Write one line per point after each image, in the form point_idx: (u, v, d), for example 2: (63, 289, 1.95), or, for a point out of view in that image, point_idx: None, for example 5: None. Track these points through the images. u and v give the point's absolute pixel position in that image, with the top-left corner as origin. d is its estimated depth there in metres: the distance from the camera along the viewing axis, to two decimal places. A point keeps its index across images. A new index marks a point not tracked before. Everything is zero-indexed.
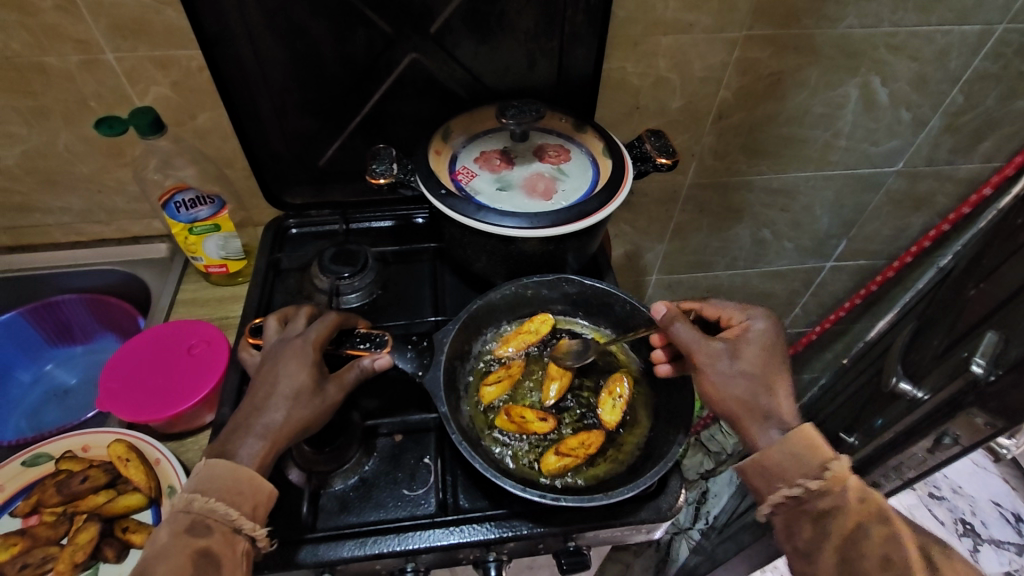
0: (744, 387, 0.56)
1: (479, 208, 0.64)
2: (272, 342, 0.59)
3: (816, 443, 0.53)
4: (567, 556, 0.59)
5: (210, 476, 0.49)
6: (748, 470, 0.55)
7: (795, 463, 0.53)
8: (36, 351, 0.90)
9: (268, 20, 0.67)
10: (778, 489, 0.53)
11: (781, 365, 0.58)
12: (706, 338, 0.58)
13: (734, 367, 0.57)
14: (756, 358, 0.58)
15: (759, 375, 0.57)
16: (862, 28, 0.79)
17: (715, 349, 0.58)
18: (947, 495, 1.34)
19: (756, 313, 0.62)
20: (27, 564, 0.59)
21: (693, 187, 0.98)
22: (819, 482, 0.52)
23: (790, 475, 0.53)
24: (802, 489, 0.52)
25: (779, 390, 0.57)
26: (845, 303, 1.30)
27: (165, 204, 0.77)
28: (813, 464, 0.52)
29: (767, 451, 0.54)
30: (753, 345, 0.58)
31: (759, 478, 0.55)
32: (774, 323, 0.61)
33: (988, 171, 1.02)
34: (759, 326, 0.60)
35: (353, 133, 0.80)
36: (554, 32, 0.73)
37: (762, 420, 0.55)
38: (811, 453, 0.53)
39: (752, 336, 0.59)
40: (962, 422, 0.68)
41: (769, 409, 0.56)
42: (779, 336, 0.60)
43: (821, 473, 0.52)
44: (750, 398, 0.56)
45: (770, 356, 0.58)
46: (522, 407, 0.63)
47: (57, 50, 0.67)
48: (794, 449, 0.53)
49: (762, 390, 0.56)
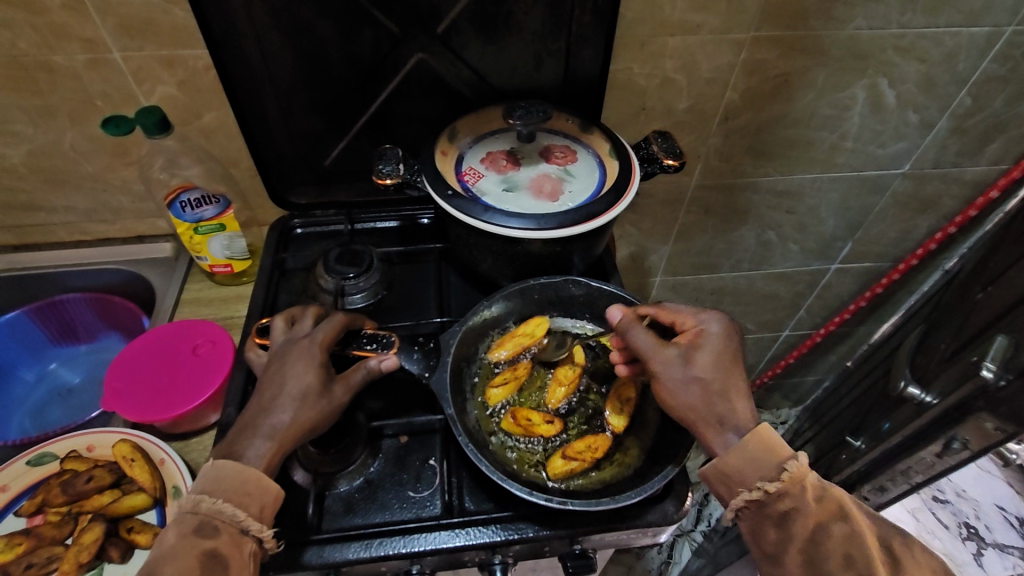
0: (697, 395, 0.55)
1: (486, 208, 0.63)
2: (279, 341, 0.59)
3: (773, 442, 0.53)
4: (573, 559, 0.59)
5: (218, 476, 0.49)
6: (711, 475, 0.55)
7: (753, 467, 0.53)
8: (40, 350, 0.90)
9: (275, 20, 0.67)
10: (739, 493, 0.53)
11: (736, 368, 0.57)
12: (659, 345, 0.58)
13: (687, 374, 0.56)
14: (709, 364, 0.56)
15: (713, 382, 0.56)
16: (870, 29, 0.78)
17: (668, 357, 0.57)
18: (951, 498, 1.33)
19: (711, 314, 0.60)
20: (32, 564, 0.59)
21: (698, 189, 0.98)
22: (777, 484, 0.52)
23: (748, 479, 0.53)
24: (762, 492, 0.52)
25: (734, 395, 0.56)
26: (850, 306, 1.29)
27: (171, 204, 0.76)
28: (769, 465, 0.53)
29: (725, 457, 0.54)
30: (706, 350, 0.57)
31: (721, 483, 0.55)
32: (730, 324, 0.60)
33: (995, 174, 1.02)
34: (713, 329, 0.59)
35: (358, 133, 0.80)
36: (561, 32, 0.73)
37: (718, 427, 0.55)
38: (767, 455, 0.53)
39: (706, 340, 0.58)
40: (972, 427, 0.69)
41: (726, 413, 0.55)
42: (733, 337, 0.59)
43: (778, 475, 0.52)
44: (704, 405, 0.55)
45: (725, 359, 0.57)
46: (528, 409, 0.63)
47: (64, 49, 0.67)
48: (751, 452, 0.53)
49: (717, 396, 0.55)
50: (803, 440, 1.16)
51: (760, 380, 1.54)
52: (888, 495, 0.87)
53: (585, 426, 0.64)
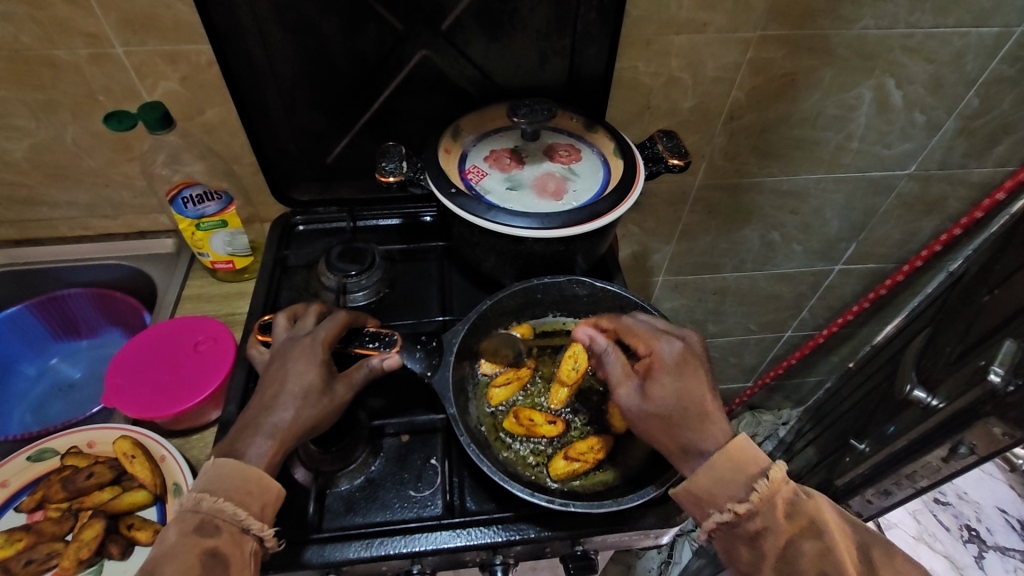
0: (658, 427, 0.55)
1: (489, 208, 0.63)
2: (282, 339, 0.59)
3: (744, 458, 0.52)
4: (574, 560, 0.59)
5: (219, 475, 0.49)
6: (681, 497, 0.53)
7: (722, 487, 0.52)
8: (41, 344, 0.89)
9: (279, 15, 0.67)
10: (710, 514, 0.52)
11: (697, 393, 0.55)
12: (618, 378, 0.58)
13: (645, 407, 0.56)
14: (665, 394, 0.55)
15: (673, 414, 0.54)
16: (878, 29, 0.78)
17: (628, 389, 0.57)
18: (952, 501, 1.32)
19: (666, 337, 0.59)
20: (32, 559, 0.59)
21: (702, 189, 0.97)
22: (747, 505, 0.51)
23: (719, 500, 0.52)
24: (733, 513, 0.51)
25: (700, 421, 0.54)
26: (853, 307, 1.29)
27: (173, 200, 0.75)
28: (739, 484, 0.51)
29: (695, 478, 0.52)
30: (662, 381, 0.56)
31: (692, 504, 0.53)
32: (686, 348, 0.58)
33: (1001, 176, 1.01)
34: (667, 356, 0.57)
35: (361, 130, 0.79)
36: (566, 30, 0.72)
37: (683, 455, 0.54)
38: (737, 473, 0.52)
39: (659, 369, 0.57)
40: (980, 431, 0.69)
41: (692, 442, 0.54)
42: (691, 362, 0.57)
43: (747, 495, 0.51)
44: (667, 437, 0.55)
45: (684, 389, 0.55)
46: (532, 409, 0.63)
47: (67, 43, 0.66)
48: (720, 473, 0.52)
49: (678, 427, 0.54)
50: (804, 441, 1.16)
51: (761, 380, 1.54)
52: (892, 499, 0.86)
53: (588, 426, 0.64)
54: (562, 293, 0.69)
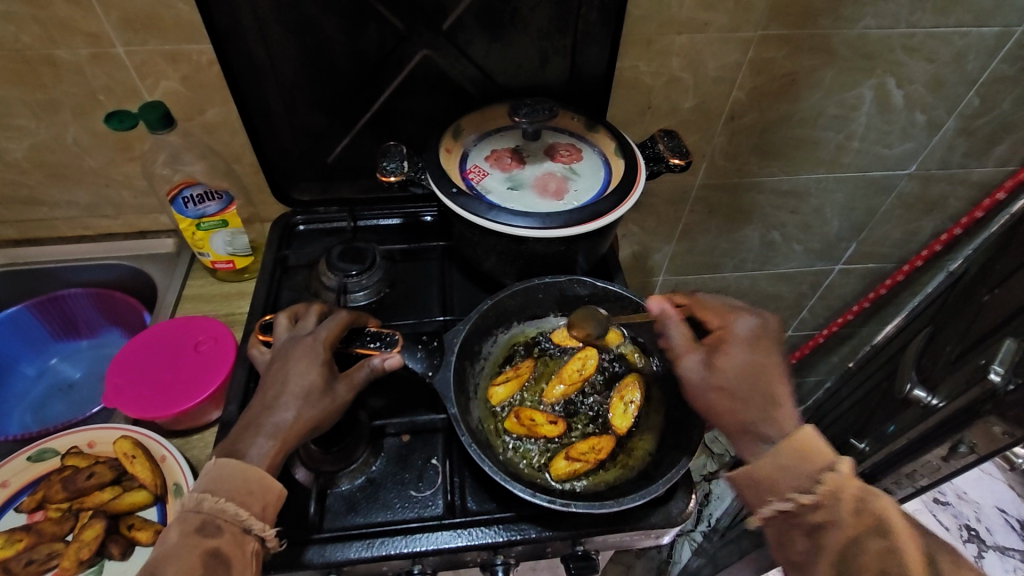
0: (721, 400, 0.56)
1: (491, 207, 0.63)
2: (283, 339, 0.59)
3: (812, 449, 0.50)
4: (575, 560, 0.58)
5: (220, 475, 0.49)
6: (740, 481, 0.53)
7: (785, 475, 0.50)
8: (41, 344, 0.89)
9: (280, 15, 0.66)
10: (769, 502, 0.51)
11: (767, 371, 0.56)
12: (687, 345, 0.59)
13: (708, 379, 0.57)
14: (732, 367, 0.56)
15: (739, 388, 0.55)
16: (879, 29, 0.78)
17: (693, 359, 0.58)
18: (952, 500, 1.33)
19: (739, 316, 0.60)
20: (32, 560, 0.59)
21: (703, 189, 0.97)
22: (811, 496, 0.49)
23: (780, 488, 0.50)
24: (793, 503, 0.49)
25: (768, 400, 0.54)
26: (853, 307, 1.29)
27: (173, 199, 0.75)
28: (804, 475, 0.49)
29: (757, 462, 0.51)
30: (730, 355, 0.57)
31: (750, 490, 0.52)
32: (761, 327, 0.59)
33: (1002, 175, 1.01)
34: (738, 332, 0.58)
35: (362, 129, 0.79)
36: (568, 30, 0.72)
37: (744, 435, 0.54)
38: (803, 462, 0.50)
39: (730, 343, 0.58)
40: (980, 431, 0.68)
41: (754, 421, 0.54)
42: (764, 340, 0.58)
43: (813, 486, 0.49)
44: (730, 412, 0.55)
45: (753, 365, 0.56)
46: (533, 410, 0.63)
47: (68, 43, 0.66)
48: (785, 460, 0.50)
49: (742, 405, 0.55)
50: None
51: None
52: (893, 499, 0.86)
53: (590, 425, 0.64)
54: (564, 293, 0.69)
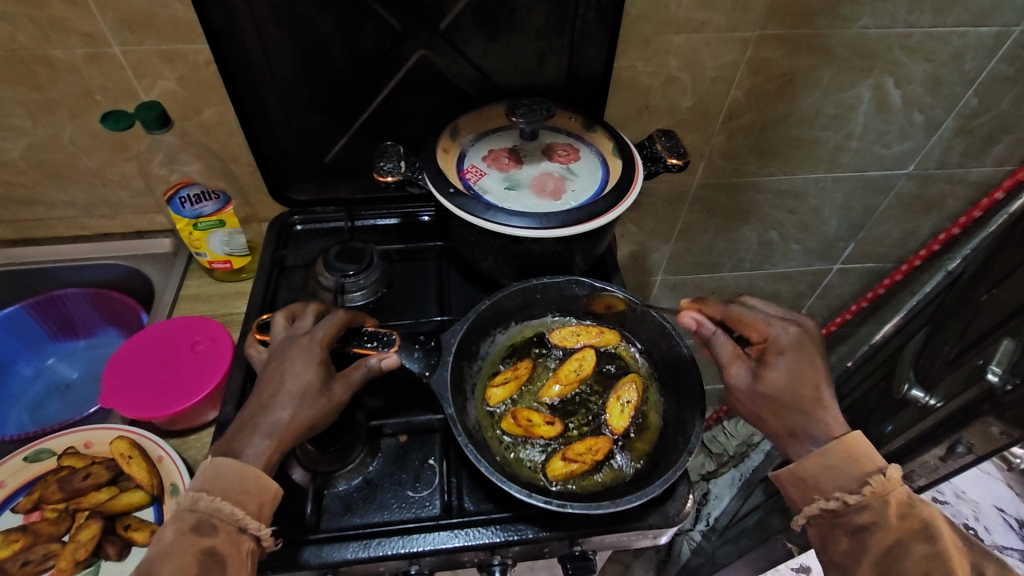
0: (768, 409, 0.56)
1: (488, 207, 0.63)
2: (280, 338, 0.59)
3: (859, 454, 0.52)
4: (572, 560, 0.59)
5: (216, 475, 0.49)
6: (786, 479, 0.56)
7: (832, 475, 0.53)
8: (38, 344, 0.89)
9: (276, 14, 0.66)
10: (814, 500, 0.53)
11: (812, 379, 0.56)
12: (731, 357, 0.59)
13: (755, 389, 0.57)
14: (779, 379, 0.56)
15: (785, 400, 0.55)
16: (877, 28, 0.78)
17: (739, 370, 0.58)
18: (950, 499, 1.33)
19: (781, 323, 0.59)
20: (28, 561, 0.59)
21: (701, 188, 0.97)
22: (857, 496, 0.51)
23: (826, 487, 0.53)
24: (839, 502, 0.52)
25: (812, 408, 0.55)
26: (852, 306, 1.29)
27: (170, 199, 0.75)
28: (851, 476, 0.52)
29: (803, 461, 0.54)
30: (777, 365, 0.57)
31: (797, 489, 0.55)
32: (801, 334, 0.58)
33: (1000, 175, 1.01)
34: (783, 341, 0.58)
35: (359, 129, 0.79)
36: (565, 30, 0.72)
37: (790, 438, 0.56)
38: (850, 464, 0.52)
39: (774, 355, 0.57)
40: (977, 431, 0.69)
41: (799, 427, 0.55)
42: (807, 348, 0.58)
43: (859, 487, 0.51)
44: (776, 419, 0.56)
45: (800, 374, 0.56)
46: (528, 410, 0.63)
47: (64, 43, 0.66)
48: (832, 461, 0.53)
49: (790, 411, 0.55)
50: None
51: None
52: None
53: (587, 425, 0.63)
54: (561, 293, 0.69)
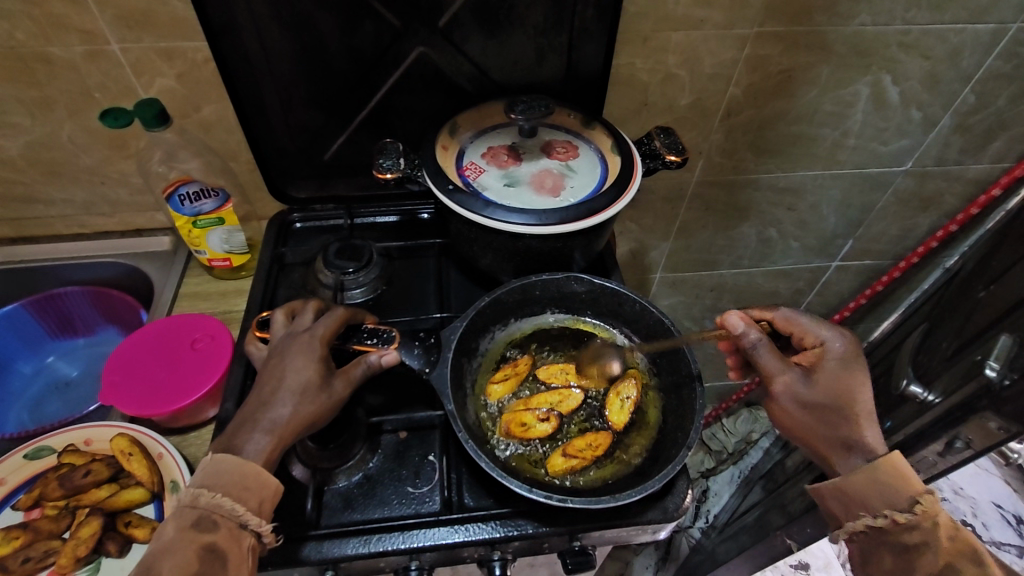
0: (819, 419, 0.55)
1: (487, 204, 0.63)
2: (280, 335, 0.59)
3: (906, 475, 0.52)
4: (572, 556, 0.59)
5: (217, 470, 0.49)
6: (828, 492, 0.55)
7: (881, 494, 0.52)
8: (37, 343, 0.89)
9: (275, 12, 0.66)
10: (860, 516, 0.53)
11: (863, 388, 0.56)
12: (784, 363, 0.57)
13: (807, 398, 0.56)
14: (832, 386, 0.56)
15: (838, 408, 0.55)
16: (875, 26, 0.78)
17: (791, 379, 0.56)
18: (948, 496, 1.35)
19: (831, 330, 0.59)
20: (28, 558, 0.59)
21: (700, 186, 0.97)
22: (907, 515, 0.51)
23: (875, 505, 0.52)
24: (888, 520, 0.52)
25: (863, 419, 0.55)
26: (851, 303, 1.28)
27: (170, 197, 0.75)
28: (901, 495, 0.52)
29: (850, 476, 0.53)
30: (829, 373, 0.56)
31: (840, 504, 0.54)
32: (853, 344, 0.58)
33: (998, 172, 1.02)
34: (835, 349, 0.58)
35: (358, 126, 0.79)
36: (564, 27, 0.72)
37: (842, 449, 0.55)
38: (900, 484, 0.52)
39: (828, 362, 0.57)
40: (975, 426, 0.69)
41: (851, 437, 0.54)
42: (857, 357, 0.58)
43: (911, 507, 0.51)
44: (829, 430, 0.55)
45: (852, 383, 0.56)
46: (521, 412, 0.62)
47: (62, 41, 0.66)
48: (881, 478, 0.52)
49: (841, 421, 0.55)
50: None
51: None
52: None
53: (587, 420, 0.64)
54: (560, 290, 0.69)
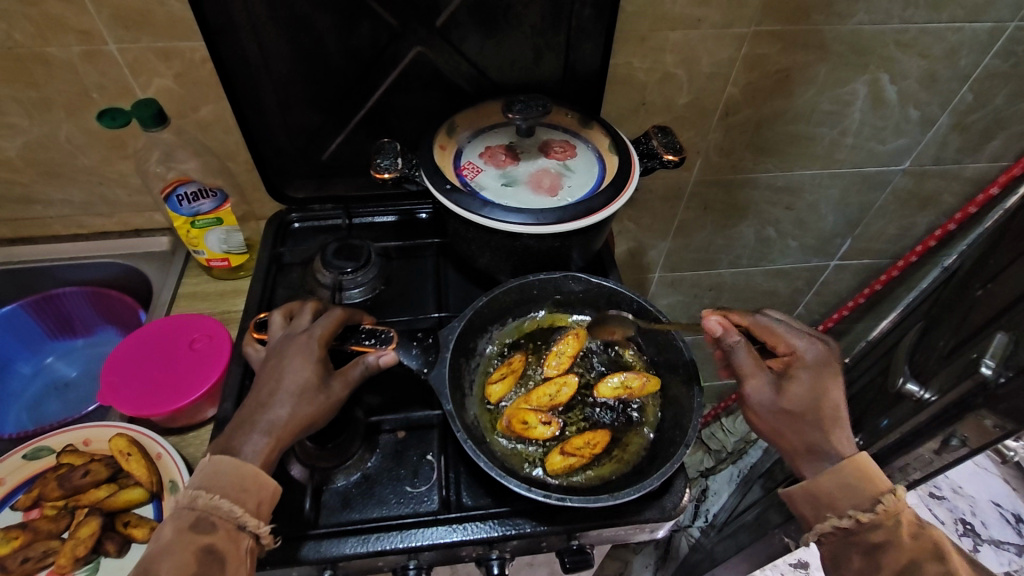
0: (786, 423, 0.56)
1: (485, 204, 0.63)
2: (278, 336, 0.59)
3: (869, 474, 0.53)
4: (570, 555, 0.59)
5: (216, 472, 0.49)
6: (797, 496, 0.55)
7: (845, 493, 0.53)
8: (37, 343, 0.89)
9: (272, 12, 0.66)
10: (827, 518, 0.54)
11: (833, 396, 0.56)
12: (757, 367, 0.57)
13: (777, 402, 0.56)
14: (802, 393, 0.56)
15: (807, 415, 0.55)
16: (872, 25, 0.78)
17: (762, 382, 0.57)
18: (947, 494, 1.35)
19: (807, 338, 0.59)
20: (27, 558, 0.59)
21: (698, 185, 0.98)
22: (870, 515, 0.52)
23: (840, 505, 0.53)
24: (852, 520, 0.52)
25: (831, 427, 0.55)
26: (849, 302, 1.29)
27: (168, 197, 0.75)
28: (864, 494, 0.52)
29: (816, 478, 0.54)
30: (799, 379, 0.57)
31: (808, 505, 0.55)
32: (827, 352, 0.59)
33: (995, 171, 1.02)
34: (808, 357, 0.58)
35: (357, 126, 0.79)
36: (561, 26, 0.72)
37: (807, 453, 0.55)
38: (862, 483, 0.53)
39: (799, 369, 0.58)
40: (971, 424, 0.69)
41: (818, 443, 0.55)
42: (831, 365, 0.58)
43: (873, 506, 0.52)
44: (795, 435, 0.56)
45: (823, 391, 0.56)
46: (524, 409, 0.62)
47: (60, 41, 0.66)
48: (845, 478, 0.53)
49: (809, 427, 0.55)
50: None
51: None
52: None
53: (585, 419, 0.64)
54: (558, 289, 0.69)
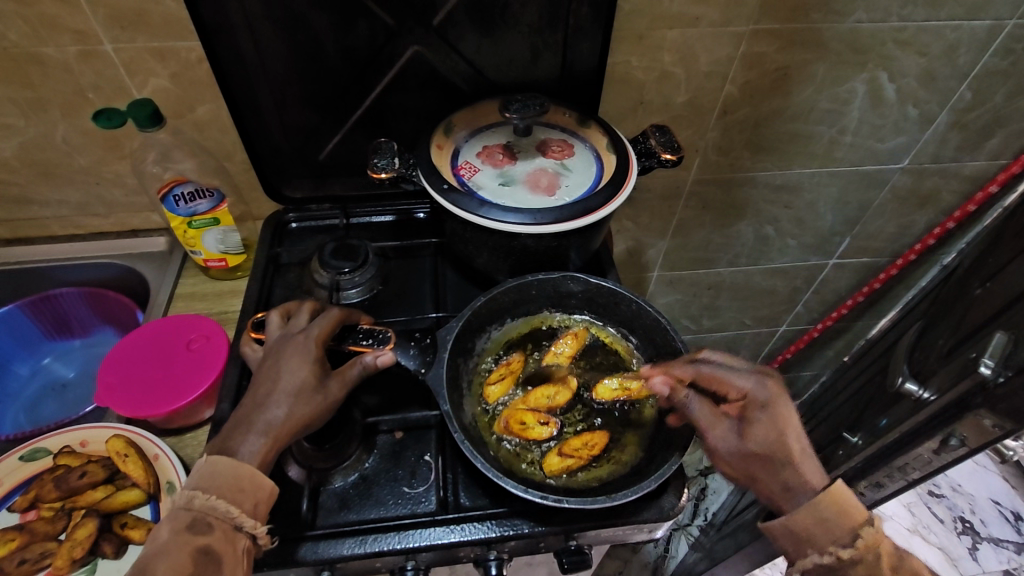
0: (759, 467, 0.55)
1: (482, 203, 0.63)
2: (275, 337, 0.59)
3: (846, 507, 0.53)
4: (568, 555, 0.59)
5: (212, 472, 0.49)
6: (777, 531, 0.55)
7: (825, 531, 0.53)
8: (34, 344, 0.89)
9: (268, 11, 0.66)
10: (808, 553, 0.54)
11: (794, 430, 0.56)
12: (715, 416, 0.57)
13: (742, 449, 0.55)
14: (764, 435, 0.55)
15: (774, 455, 0.55)
16: (871, 23, 0.78)
17: (723, 431, 0.57)
18: (946, 492, 1.36)
19: (754, 376, 0.58)
20: (24, 559, 0.59)
21: (697, 183, 0.97)
22: (851, 550, 0.53)
23: (820, 542, 0.54)
24: (834, 557, 0.53)
25: (800, 461, 0.55)
26: (848, 300, 1.29)
27: (164, 197, 0.75)
28: (844, 531, 0.53)
29: (796, 516, 0.54)
30: (758, 422, 0.56)
31: (788, 540, 0.55)
32: (778, 386, 0.58)
33: (994, 169, 1.02)
34: (760, 396, 0.57)
35: (353, 126, 0.79)
36: (558, 26, 0.72)
37: (785, 493, 0.55)
38: (841, 519, 0.53)
39: (756, 411, 0.56)
40: (970, 423, 0.69)
41: (791, 480, 0.54)
42: (784, 398, 0.57)
43: (853, 541, 0.53)
44: (769, 475, 0.55)
45: (782, 428, 0.55)
46: (522, 410, 0.63)
47: (55, 41, 0.66)
48: (824, 515, 0.53)
49: (778, 468, 0.55)
50: None
51: None
52: (887, 490, 0.85)
53: (584, 420, 0.64)
54: (557, 289, 0.69)
